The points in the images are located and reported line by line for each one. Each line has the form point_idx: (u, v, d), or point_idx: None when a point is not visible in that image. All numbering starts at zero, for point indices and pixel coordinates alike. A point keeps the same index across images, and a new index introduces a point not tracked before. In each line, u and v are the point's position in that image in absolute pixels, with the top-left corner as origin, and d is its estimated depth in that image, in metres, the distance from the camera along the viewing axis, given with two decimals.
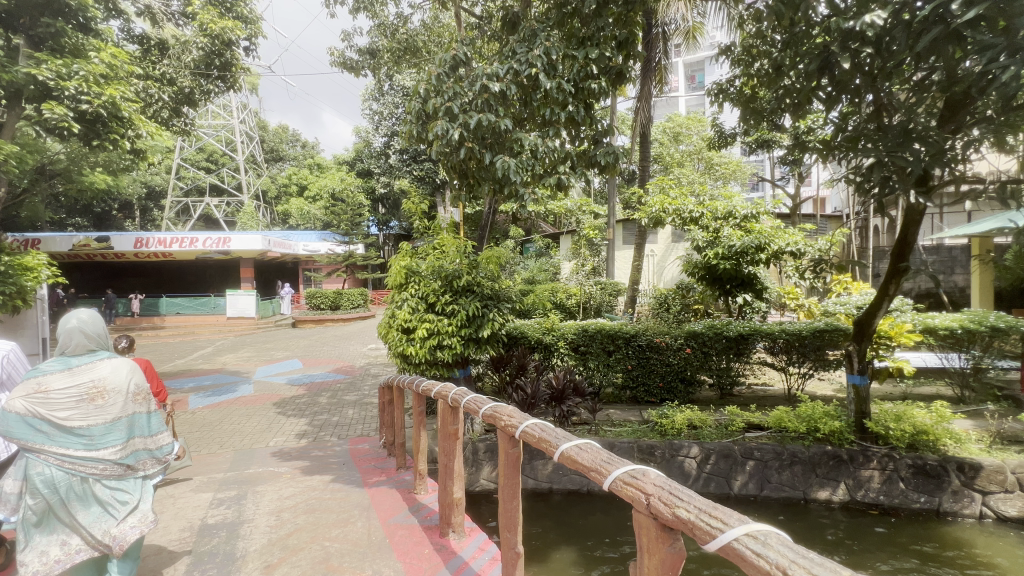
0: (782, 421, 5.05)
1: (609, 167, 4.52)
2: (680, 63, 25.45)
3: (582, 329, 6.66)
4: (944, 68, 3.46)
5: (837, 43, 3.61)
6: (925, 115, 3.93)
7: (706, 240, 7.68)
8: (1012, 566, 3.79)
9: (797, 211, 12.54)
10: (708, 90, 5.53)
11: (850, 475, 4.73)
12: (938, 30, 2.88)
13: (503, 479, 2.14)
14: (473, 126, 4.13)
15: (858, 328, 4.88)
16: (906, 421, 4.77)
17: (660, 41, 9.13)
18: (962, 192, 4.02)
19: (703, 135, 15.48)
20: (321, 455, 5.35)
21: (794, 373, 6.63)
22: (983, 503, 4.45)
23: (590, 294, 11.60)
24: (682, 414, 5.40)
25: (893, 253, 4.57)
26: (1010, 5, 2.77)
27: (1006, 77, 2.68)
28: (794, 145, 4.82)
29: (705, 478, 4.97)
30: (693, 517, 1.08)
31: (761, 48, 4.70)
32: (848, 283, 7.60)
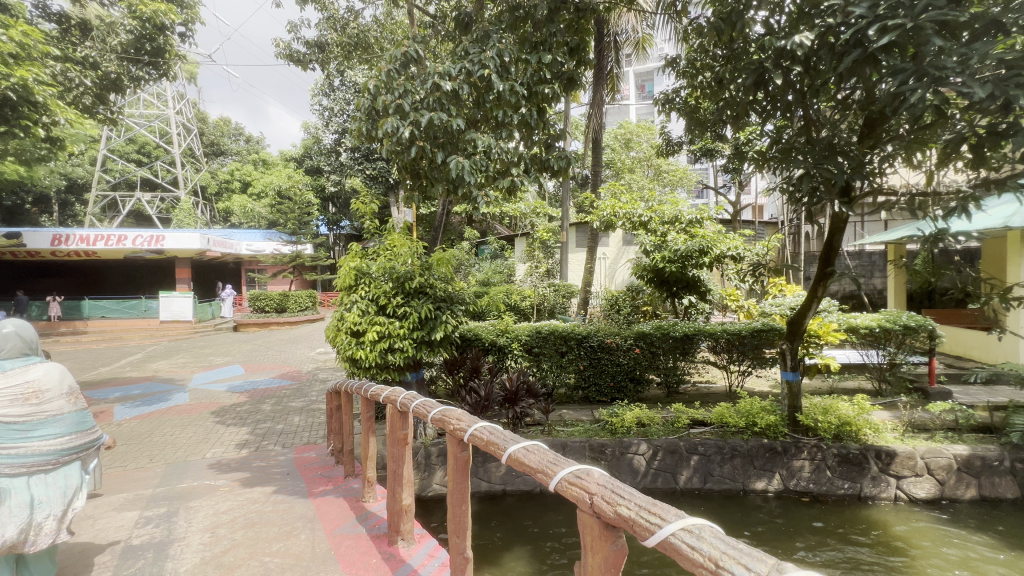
0: (723, 417, 5.32)
1: (561, 172, 4.60)
2: (631, 73, 26.37)
3: (535, 330, 6.73)
4: (864, 88, 3.76)
5: (770, 61, 3.85)
6: (848, 131, 4.25)
7: (654, 244, 7.99)
8: (922, 544, 4.17)
9: (737, 217, 13.29)
10: (657, 101, 5.69)
11: (784, 466, 5.04)
12: (857, 53, 3.12)
13: (452, 484, 2.11)
14: (425, 124, 4.06)
15: (792, 327, 5.22)
16: (833, 413, 5.14)
17: (612, 51, 9.40)
18: (879, 203, 4.39)
19: (652, 143, 16.09)
20: (263, 465, 5.08)
21: (734, 371, 7.00)
22: (898, 486, 4.87)
23: (544, 296, 11.75)
24: (631, 412, 5.58)
25: (821, 258, 4.93)
26: (917, 33, 3.04)
27: (914, 99, 2.96)
28: (734, 155, 5.10)
29: (653, 474, 5.16)
30: (633, 514, 1.11)
31: (704, 61, 4.93)
32: (783, 286, 8.17)
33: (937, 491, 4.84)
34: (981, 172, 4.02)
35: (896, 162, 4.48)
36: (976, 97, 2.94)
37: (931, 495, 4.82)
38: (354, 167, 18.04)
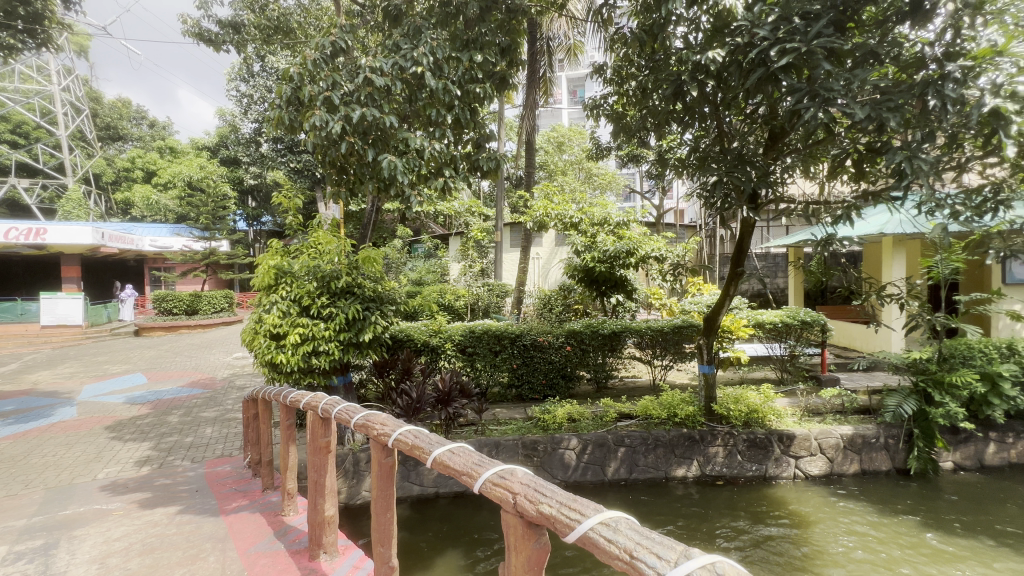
0: (648, 409, 5.62)
1: (492, 172, 4.61)
2: (563, 78, 27.09)
3: (468, 330, 6.70)
4: (768, 105, 4.12)
5: (688, 74, 4.11)
6: (755, 143, 4.63)
7: (584, 245, 8.25)
8: (816, 516, 4.64)
9: (661, 221, 14.09)
10: (586, 106, 5.85)
11: (701, 453, 5.41)
12: (761, 72, 3.41)
13: (376, 492, 2.03)
14: (356, 120, 3.87)
15: (707, 323, 5.60)
16: (743, 402, 5.58)
17: (545, 55, 9.57)
18: (780, 210, 4.83)
19: (584, 147, 16.60)
20: (167, 484, 4.60)
21: (657, 365, 7.41)
22: (797, 466, 5.40)
23: (478, 296, 11.74)
24: (562, 408, 5.72)
25: (733, 259, 5.33)
26: (811, 57, 3.37)
27: (809, 117, 3.29)
28: (658, 162, 5.38)
29: (583, 467, 5.32)
30: (555, 511, 1.12)
31: (629, 71, 5.16)
32: (700, 285, 8.77)
33: (827, 467, 5.42)
34: (861, 185, 4.57)
35: (794, 173, 4.96)
36: (857, 117, 3.32)
37: (822, 472, 5.39)
38: (276, 159, 16.91)
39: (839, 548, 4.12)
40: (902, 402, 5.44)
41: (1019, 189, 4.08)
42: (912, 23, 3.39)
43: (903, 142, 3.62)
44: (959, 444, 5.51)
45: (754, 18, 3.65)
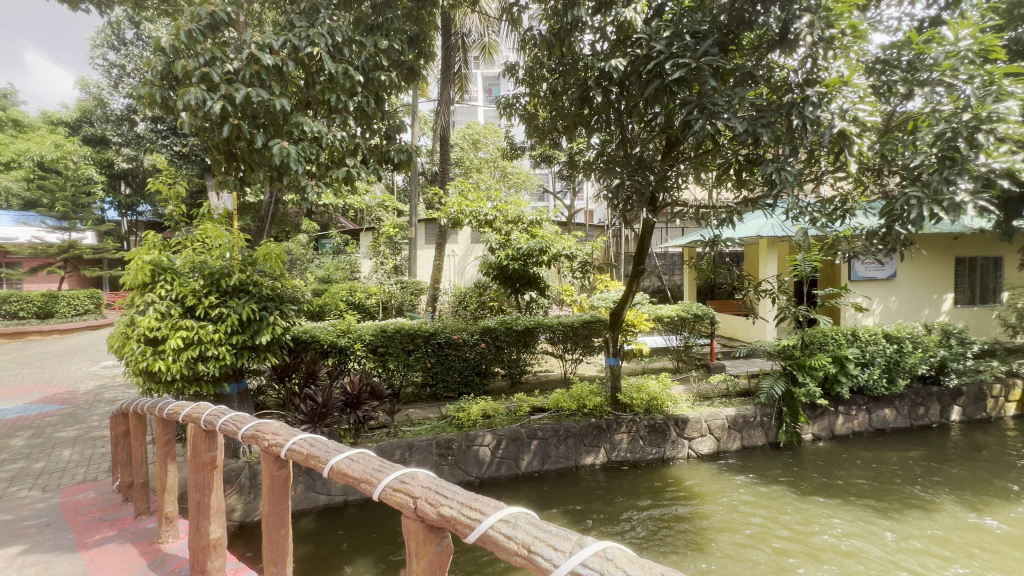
0: (559, 402, 5.84)
1: (403, 164, 4.52)
2: (478, 75, 27.07)
3: (380, 329, 6.43)
4: (664, 115, 4.44)
5: (592, 80, 4.29)
6: (653, 150, 4.96)
7: (498, 242, 8.34)
8: (705, 491, 5.13)
9: (572, 220, 14.67)
10: (499, 104, 5.88)
11: (607, 440, 5.71)
12: (657, 83, 3.67)
13: (268, 508, 1.86)
14: (240, 100, 3.50)
15: (613, 318, 5.92)
16: (644, 390, 5.98)
17: (460, 51, 9.46)
18: (676, 212, 5.24)
19: (499, 145, 16.74)
20: (8, 520, 3.85)
21: (568, 359, 7.71)
22: (690, 446, 5.93)
23: (391, 293, 11.37)
24: (477, 405, 5.73)
25: (635, 257, 5.68)
26: (699, 73, 3.67)
27: (698, 128, 3.59)
28: (568, 163, 5.58)
29: (497, 463, 5.38)
30: (455, 513, 1.10)
31: (538, 74, 5.27)
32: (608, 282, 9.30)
33: (715, 446, 6.01)
34: (741, 192, 5.11)
35: (688, 179, 5.40)
36: (736, 130, 3.70)
37: (711, 450, 5.98)
38: (155, 140, 14.94)
39: (724, 518, 4.59)
40: (773, 383, 6.22)
41: (861, 200, 4.81)
42: (779, 51, 3.84)
43: (773, 155, 4.10)
44: (817, 418, 6.41)
45: (651, 33, 3.91)
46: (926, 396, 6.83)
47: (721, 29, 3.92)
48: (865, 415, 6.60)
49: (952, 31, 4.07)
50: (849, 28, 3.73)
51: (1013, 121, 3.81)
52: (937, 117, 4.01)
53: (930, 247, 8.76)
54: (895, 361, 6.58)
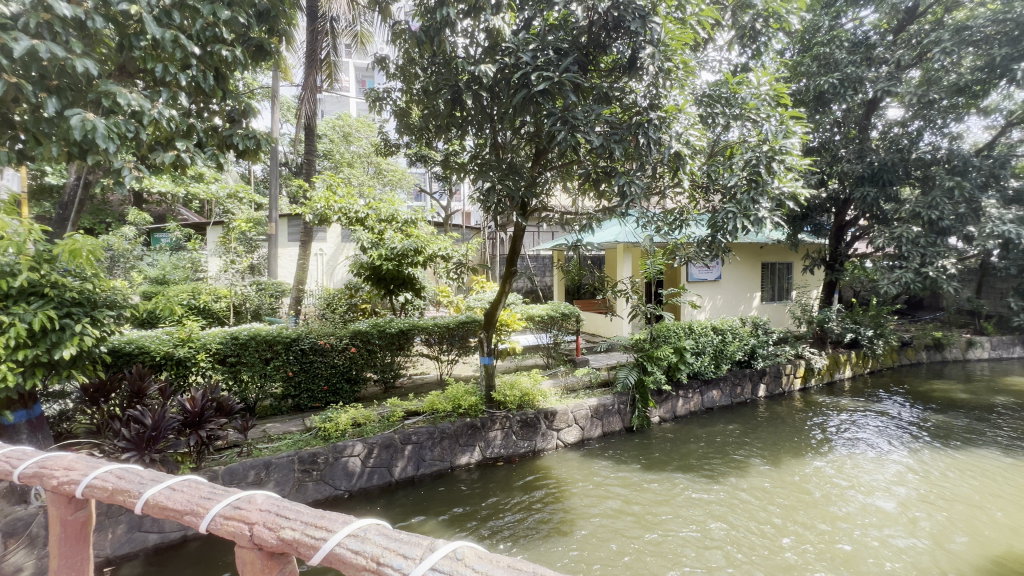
0: (434, 404, 5.77)
1: (250, 152, 4.04)
2: (350, 65, 25.64)
3: (230, 336, 5.67)
4: (532, 125, 4.67)
5: (463, 83, 4.33)
6: (523, 157, 5.17)
7: (371, 241, 7.87)
8: (571, 478, 5.50)
9: (449, 221, 14.65)
10: (369, 96, 5.60)
11: (482, 438, 5.81)
12: (524, 92, 3.83)
13: (56, 563, 1.50)
14: (22, 54, 2.77)
15: (487, 318, 6.05)
16: (517, 387, 6.23)
17: (328, 36, 8.79)
18: (544, 217, 5.56)
19: (372, 140, 15.99)
20: None
21: (444, 360, 7.69)
22: (558, 437, 6.32)
23: (245, 295, 10.13)
24: (346, 414, 5.40)
25: (507, 259, 5.86)
26: (561, 87, 3.92)
27: (560, 138, 3.86)
28: (444, 164, 5.54)
29: (368, 473, 5.11)
30: (297, 535, 1.01)
31: (410, 71, 5.14)
32: (483, 283, 9.51)
33: (580, 434, 6.50)
34: (599, 201, 5.60)
35: (556, 186, 5.74)
36: (593, 143, 4.05)
37: (576, 439, 6.45)
38: None
39: (587, 501, 4.98)
40: (628, 373, 6.93)
41: (694, 212, 5.62)
42: (629, 76, 4.31)
43: (624, 169, 4.58)
44: (662, 402, 7.31)
45: (519, 43, 4.07)
46: (742, 377, 8.24)
47: (581, 50, 4.26)
48: (698, 397, 7.72)
49: (756, 77, 4.98)
50: (682, 63, 4.33)
51: (794, 156, 4.79)
52: (745, 146, 4.85)
53: (744, 254, 10.59)
54: (719, 350, 7.81)
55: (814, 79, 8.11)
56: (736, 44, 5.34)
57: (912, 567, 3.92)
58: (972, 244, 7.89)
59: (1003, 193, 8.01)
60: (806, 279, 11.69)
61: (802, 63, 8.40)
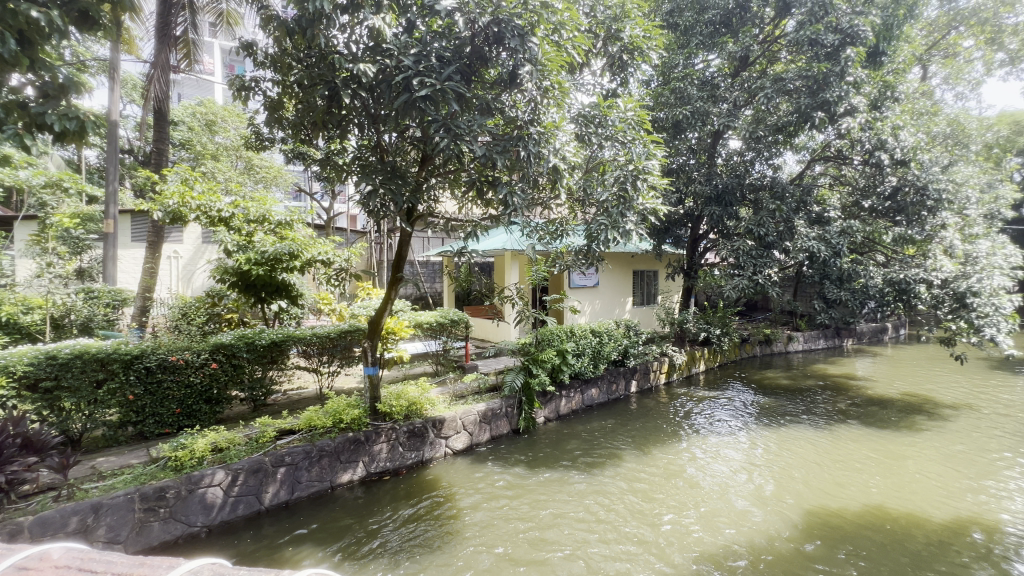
0: (312, 421, 5.34)
1: (76, 136, 3.38)
2: (216, 46, 22.94)
3: (46, 356, 4.65)
4: (415, 130, 4.61)
5: (339, 80, 4.14)
6: (408, 162, 5.06)
7: (237, 245, 7.08)
8: (458, 485, 5.48)
9: (332, 224, 13.79)
10: (234, 83, 5.03)
11: (366, 453, 5.52)
12: (406, 97, 3.73)
13: None
14: None
15: (371, 326, 5.79)
16: (404, 397, 6.04)
17: (185, 10, 7.73)
18: (430, 223, 5.52)
19: (242, 132, 14.44)
20: None
21: (325, 373, 7.19)
22: (447, 445, 6.26)
23: (69, 305, 8.42)
24: (204, 439, 4.75)
25: (393, 265, 5.66)
26: (444, 95, 3.89)
27: (443, 145, 3.88)
28: (325, 164, 5.21)
29: (232, 503, 4.55)
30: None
31: (283, 60, 4.69)
32: (369, 289, 9.08)
33: (469, 440, 6.51)
34: (485, 209, 5.72)
35: (443, 192, 5.72)
36: (476, 153, 4.17)
37: (465, 445, 6.45)
38: None
39: (475, 506, 5.02)
40: (515, 376, 7.14)
41: (572, 224, 6.02)
42: (510, 89, 4.46)
43: (507, 180, 4.76)
44: (547, 403, 7.67)
45: (400, 46, 4.02)
46: (616, 375, 8.98)
47: (464, 60, 4.27)
48: (578, 395, 8.23)
49: (622, 102, 5.49)
50: (557, 84, 4.63)
51: (655, 176, 5.40)
52: (615, 165, 5.32)
53: (618, 262, 11.61)
54: (597, 351, 8.41)
55: (672, 110, 9.32)
56: (606, 71, 5.85)
57: (749, 531, 4.57)
58: (789, 256, 9.58)
59: (810, 215, 9.85)
60: (669, 286, 13.17)
61: (663, 95, 9.54)
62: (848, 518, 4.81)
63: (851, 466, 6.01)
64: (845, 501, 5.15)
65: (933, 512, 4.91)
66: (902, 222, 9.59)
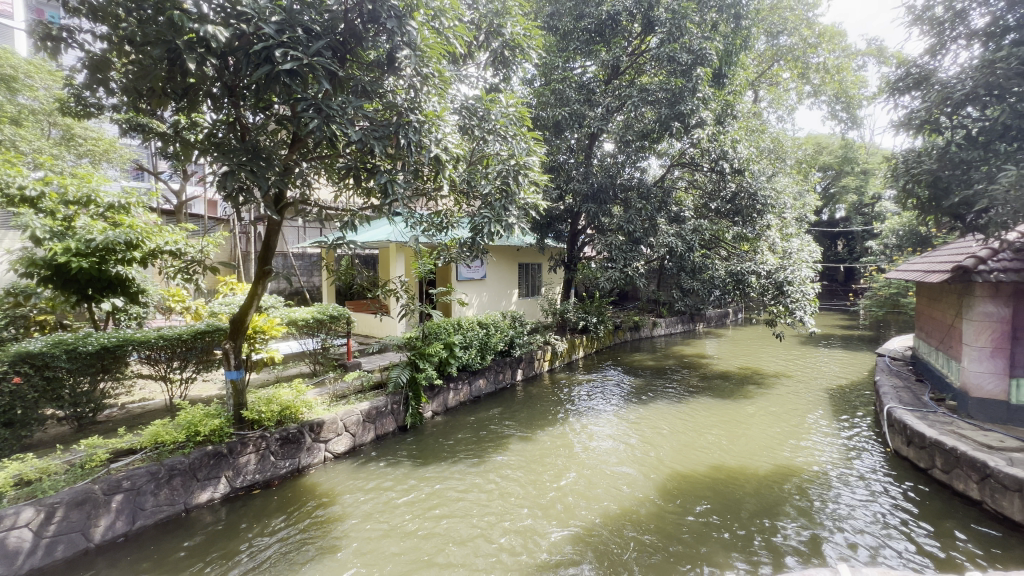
0: (158, 437, 4.62)
1: None
2: None
3: None
4: (281, 107, 4.16)
5: (181, 41, 3.48)
6: (273, 142, 4.56)
7: (51, 231, 5.78)
8: (340, 490, 5.19)
9: (184, 209, 12.00)
10: (39, 30, 4.05)
11: (229, 467, 4.93)
12: (267, 69, 3.34)
13: None
14: None
15: (234, 326, 5.16)
16: (275, 401, 5.50)
17: None
18: (301, 211, 5.07)
19: (57, 92, 11.82)
20: None
21: (176, 381, 6.25)
22: (326, 449, 5.85)
23: None
24: (3, 471, 3.84)
25: (260, 256, 5.08)
26: (313, 69, 3.54)
27: (312, 126, 3.57)
28: (171, 139, 4.48)
29: (48, 546, 3.72)
30: None
31: (106, 7, 3.88)
32: (233, 284, 8.05)
33: (351, 442, 6.17)
34: (366, 198, 5.43)
35: (317, 177, 5.30)
36: (351, 137, 3.92)
37: (346, 448, 6.09)
38: None
39: (357, 511, 4.77)
40: (400, 372, 6.93)
41: (458, 216, 6.01)
42: (388, 71, 4.26)
43: (388, 168, 4.57)
44: (434, 397, 7.60)
45: (259, 11, 3.56)
46: (503, 365, 9.20)
47: (337, 37, 3.97)
48: (466, 387, 8.28)
49: (505, 98, 5.61)
50: (438, 72, 4.54)
51: (535, 172, 5.64)
52: (498, 159, 5.41)
53: (503, 255, 11.87)
54: (484, 342, 8.53)
55: (553, 110, 9.78)
56: (489, 66, 5.92)
57: (620, 500, 5.01)
58: (652, 251, 10.71)
59: (670, 214, 11.08)
60: (551, 278, 13.88)
61: (544, 95, 9.96)
62: (698, 478, 5.53)
63: (701, 433, 6.93)
64: (696, 464, 5.91)
65: (760, 465, 5.87)
66: (739, 222, 11.28)
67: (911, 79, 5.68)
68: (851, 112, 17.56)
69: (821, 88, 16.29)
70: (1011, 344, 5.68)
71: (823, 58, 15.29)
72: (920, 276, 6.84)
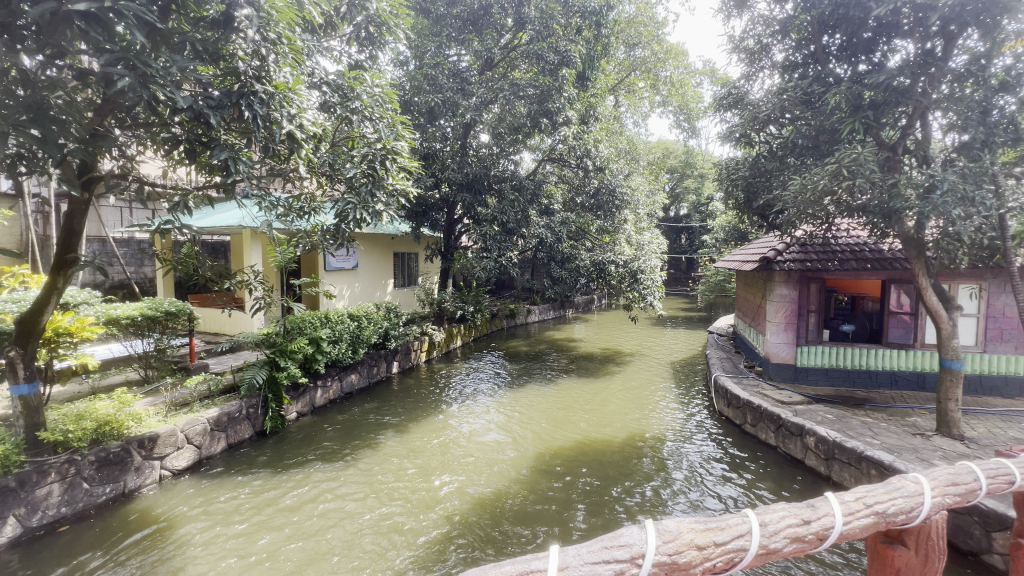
0: None
1: None
2: None
3: None
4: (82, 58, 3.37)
5: None
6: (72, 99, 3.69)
7: None
8: (181, 512, 4.52)
9: None
10: None
11: (21, 504, 3.94)
12: (52, 6, 2.67)
13: None
14: None
15: (22, 329, 4.12)
16: (88, 418, 4.49)
17: None
18: (120, 190, 4.22)
19: None
20: None
21: None
22: (162, 467, 5.01)
23: None
24: None
25: (60, 242, 4.10)
26: (120, 16, 2.94)
27: (121, 84, 2.96)
28: None
29: None
30: None
31: None
32: (25, 277, 6.38)
33: (195, 456, 5.37)
34: (209, 176, 4.73)
35: (140, 148, 4.45)
36: (177, 103, 3.36)
37: (189, 463, 5.29)
38: None
39: (204, 532, 4.23)
40: (256, 372, 6.25)
41: (320, 201, 5.57)
42: (225, 31, 3.70)
43: (231, 143, 4.04)
44: (299, 397, 7.01)
45: None
46: (377, 358, 8.84)
47: None
48: (336, 383, 7.79)
49: (370, 77, 5.30)
50: (289, 40, 4.11)
51: (404, 157, 5.36)
52: (364, 141, 5.11)
53: (375, 244, 11.34)
54: (356, 335, 8.04)
55: (426, 96, 9.58)
56: (353, 41, 5.55)
57: (495, 480, 5.21)
58: (525, 241, 11.19)
59: (540, 207, 11.62)
60: (427, 268, 13.68)
61: (416, 80, 9.70)
62: (565, 451, 6.00)
63: (569, 411, 7.48)
64: (563, 438, 6.39)
65: (616, 435, 6.53)
66: (601, 217, 12.32)
67: (731, 98, 6.69)
68: (691, 122, 20.21)
69: (668, 99, 18.43)
70: (799, 320, 7.11)
71: (669, 72, 17.24)
72: (738, 266, 8.14)
